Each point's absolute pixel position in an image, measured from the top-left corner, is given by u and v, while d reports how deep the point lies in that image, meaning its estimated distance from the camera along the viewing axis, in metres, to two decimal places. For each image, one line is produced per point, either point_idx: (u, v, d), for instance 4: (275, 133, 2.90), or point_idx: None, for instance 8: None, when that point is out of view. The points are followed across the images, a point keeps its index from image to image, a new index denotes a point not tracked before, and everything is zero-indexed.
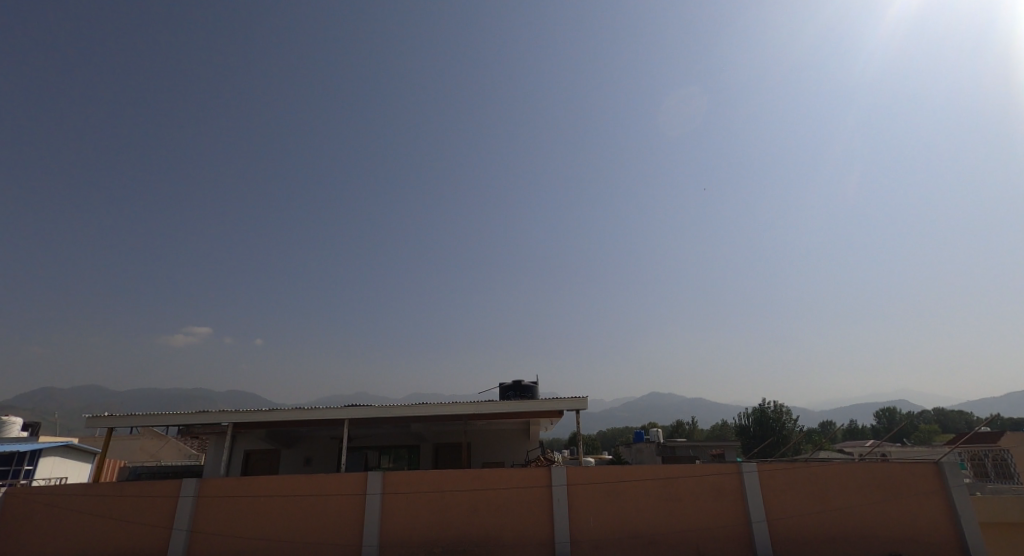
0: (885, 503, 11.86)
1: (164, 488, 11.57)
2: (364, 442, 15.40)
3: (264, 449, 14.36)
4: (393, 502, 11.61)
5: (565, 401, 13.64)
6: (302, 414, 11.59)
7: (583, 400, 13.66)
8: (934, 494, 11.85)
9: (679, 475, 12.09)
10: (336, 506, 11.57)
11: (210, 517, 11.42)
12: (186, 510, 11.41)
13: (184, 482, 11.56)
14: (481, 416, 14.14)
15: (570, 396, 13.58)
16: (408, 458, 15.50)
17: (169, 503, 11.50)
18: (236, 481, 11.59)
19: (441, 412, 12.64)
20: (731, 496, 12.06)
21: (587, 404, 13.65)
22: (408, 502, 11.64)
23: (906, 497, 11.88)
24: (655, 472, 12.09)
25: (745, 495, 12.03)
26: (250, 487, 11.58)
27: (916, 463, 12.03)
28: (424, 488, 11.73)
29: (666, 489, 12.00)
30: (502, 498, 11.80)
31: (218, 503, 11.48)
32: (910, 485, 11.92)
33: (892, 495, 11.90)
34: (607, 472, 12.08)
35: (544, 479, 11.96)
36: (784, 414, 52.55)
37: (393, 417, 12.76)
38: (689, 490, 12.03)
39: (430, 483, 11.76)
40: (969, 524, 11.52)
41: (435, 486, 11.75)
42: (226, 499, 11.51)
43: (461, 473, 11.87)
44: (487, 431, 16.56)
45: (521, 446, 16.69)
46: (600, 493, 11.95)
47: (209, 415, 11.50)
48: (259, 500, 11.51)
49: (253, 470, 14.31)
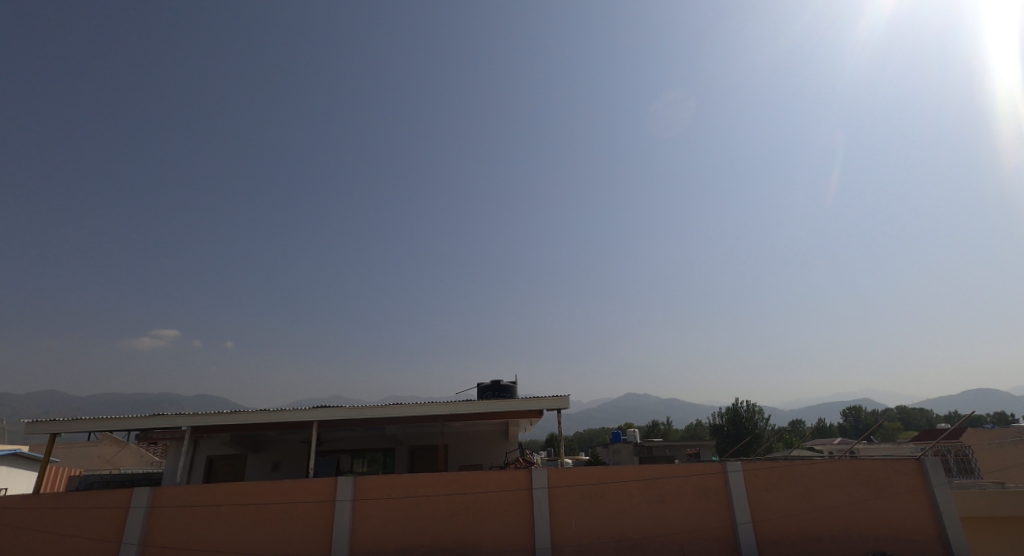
0: (869, 502, 11.86)
1: (114, 499, 10.89)
2: (337, 446, 14.87)
3: (228, 454, 13.73)
4: (366, 509, 11.15)
5: (546, 400, 13.34)
6: (269, 416, 11.04)
7: (564, 400, 13.38)
8: (916, 491, 11.89)
9: (664, 476, 11.89)
10: (304, 514, 11.05)
11: (165, 529, 10.79)
12: (138, 521, 10.76)
13: (136, 492, 10.90)
14: (459, 417, 13.74)
15: (550, 395, 13.30)
16: (382, 462, 15.00)
17: (119, 514, 10.84)
18: (195, 489, 10.97)
19: (417, 413, 12.20)
20: (716, 497, 11.92)
21: (568, 404, 13.37)
22: (382, 508, 11.18)
23: (890, 495, 11.90)
24: (639, 473, 11.87)
25: (730, 494, 11.90)
26: (209, 496, 10.97)
27: (899, 461, 12.07)
28: (398, 493, 11.28)
29: (650, 491, 11.80)
30: (480, 503, 11.43)
31: (175, 514, 10.87)
32: (892, 482, 11.95)
33: (876, 493, 11.91)
34: (590, 474, 11.81)
35: (522, 483, 11.63)
36: (757, 413, 53.26)
37: (366, 419, 12.27)
38: (673, 491, 11.85)
39: (404, 488, 11.33)
40: (951, 521, 11.57)
41: (410, 491, 11.32)
42: (183, 509, 10.89)
43: (437, 478, 11.46)
44: (465, 432, 16.17)
45: (499, 448, 16.33)
46: (582, 495, 11.68)
47: (167, 419, 10.87)
48: (220, 510, 10.91)
49: (217, 476, 13.66)
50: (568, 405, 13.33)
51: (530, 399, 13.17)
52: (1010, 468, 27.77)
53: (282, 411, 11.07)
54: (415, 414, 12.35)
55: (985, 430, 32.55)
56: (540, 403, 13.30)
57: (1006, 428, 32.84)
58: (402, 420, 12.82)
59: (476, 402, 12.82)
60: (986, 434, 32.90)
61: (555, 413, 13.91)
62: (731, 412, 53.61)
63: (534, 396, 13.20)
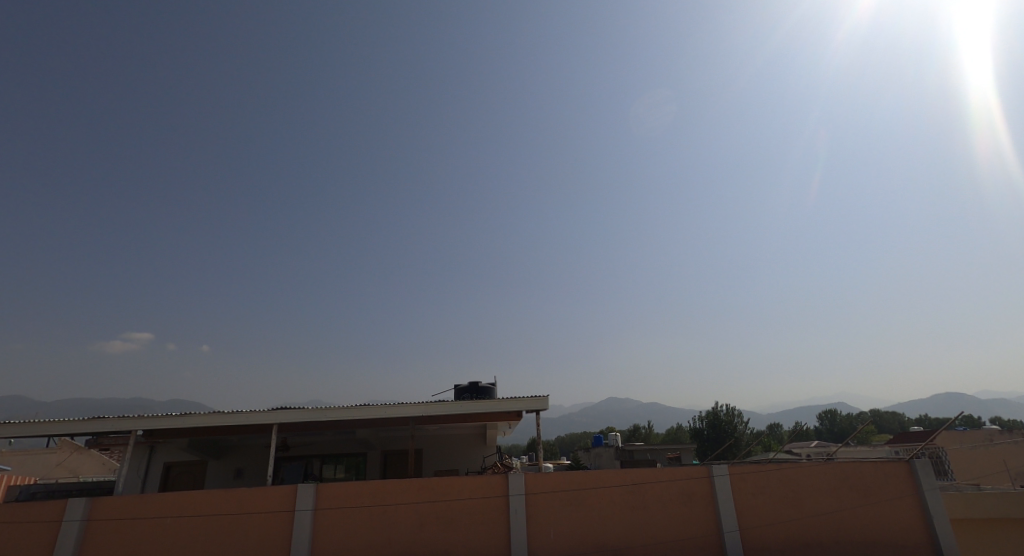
0: (859, 506, 11.62)
1: (46, 512, 10.14)
2: (305, 451, 14.21)
3: (187, 461, 13.00)
4: (329, 519, 10.55)
5: (524, 401, 12.88)
6: (226, 418, 10.40)
7: (542, 400, 12.93)
8: (906, 494, 11.69)
9: (647, 482, 11.51)
10: (259, 525, 10.42)
11: (102, 544, 10.06)
12: (74, 534, 10.02)
13: (70, 504, 10.16)
14: (433, 419, 13.19)
15: (528, 396, 12.86)
16: (353, 467, 14.37)
17: (52, 529, 10.09)
18: (139, 499, 10.27)
19: (387, 414, 11.64)
20: (702, 502, 11.57)
21: (547, 405, 12.91)
22: (347, 518, 10.60)
23: (879, 498, 11.68)
24: (621, 479, 11.46)
25: (715, 499, 11.56)
26: (155, 507, 10.26)
27: (888, 463, 11.88)
28: (364, 502, 10.71)
29: (631, 497, 11.39)
30: (451, 511, 10.91)
31: (115, 528, 10.15)
32: (882, 485, 11.75)
33: (865, 496, 11.68)
34: (569, 479, 11.37)
35: (496, 490, 11.13)
36: (736, 417, 53.49)
37: (333, 421, 11.68)
38: (656, 497, 11.46)
39: (370, 497, 10.75)
40: (941, 525, 11.38)
41: (377, 499, 10.75)
42: (124, 521, 10.18)
43: (407, 485, 10.92)
44: (441, 436, 15.64)
45: (477, 452, 15.82)
46: (561, 501, 11.23)
47: (113, 422, 10.17)
48: (165, 522, 10.22)
49: (174, 485, 12.93)
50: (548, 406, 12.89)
51: (507, 400, 12.69)
52: (987, 470, 28.00)
53: (240, 413, 10.44)
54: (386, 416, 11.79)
55: (960, 433, 32.92)
56: (518, 404, 12.85)
57: (980, 430, 33.28)
58: (373, 423, 12.24)
59: (451, 402, 12.31)
60: (961, 436, 33.33)
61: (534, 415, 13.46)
62: (711, 416, 53.78)
63: (512, 396, 12.75)
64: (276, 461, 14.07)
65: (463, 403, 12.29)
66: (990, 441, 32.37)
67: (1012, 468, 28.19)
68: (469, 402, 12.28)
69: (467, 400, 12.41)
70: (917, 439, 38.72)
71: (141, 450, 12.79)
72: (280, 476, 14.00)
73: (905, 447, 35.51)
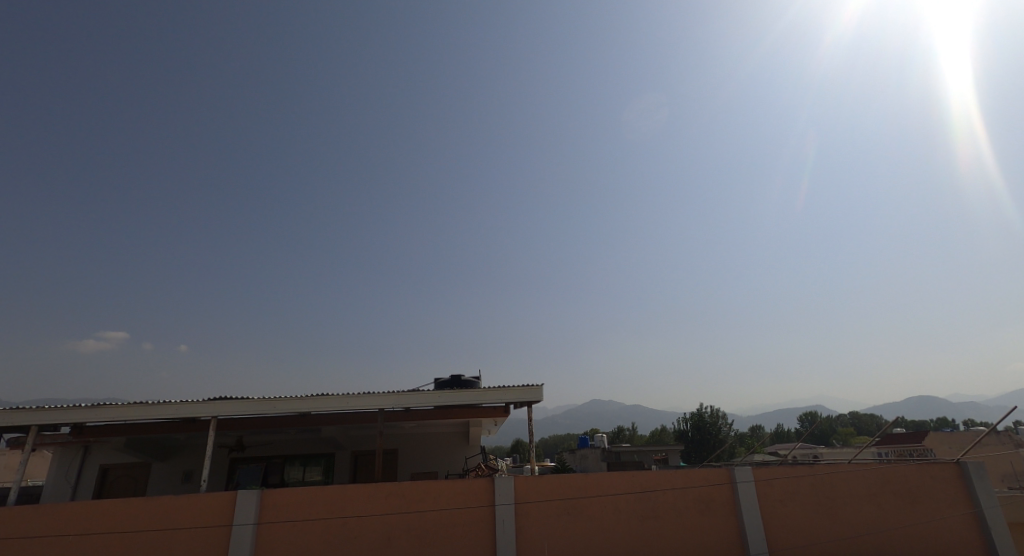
0: (904, 510, 10.77)
1: None
2: (266, 451, 12.91)
3: (127, 463, 11.64)
4: (276, 534, 9.28)
5: (510, 392, 11.67)
6: (159, 410, 9.07)
7: (529, 393, 11.74)
8: (959, 506, 10.84)
9: (655, 489, 10.38)
10: (185, 543, 9.06)
11: None
12: None
13: None
14: (408, 414, 11.92)
15: (520, 385, 11.66)
16: (319, 470, 13.04)
17: None
18: (45, 510, 8.90)
19: (350, 406, 10.36)
20: (722, 511, 10.50)
21: (534, 397, 11.71)
22: (303, 531, 9.33)
23: (926, 502, 10.84)
24: (627, 485, 10.32)
25: (738, 508, 10.47)
26: (62, 521, 8.89)
27: (937, 465, 11.06)
28: (317, 515, 9.41)
29: (642, 505, 10.27)
30: (423, 526, 9.64)
31: (7, 545, 8.76)
32: (933, 496, 10.88)
33: (911, 500, 10.83)
34: (567, 485, 10.19)
35: (477, 498, 9.92)
36: (721, 418, 52.83)
37: (295, 413, 10.43)
38: (669, 505, 10.35)
39: (325, 508, 9.46)
40: (1001, 545, 10.53)
41: (336, 510, 9.47)
42: (27, 536, 8.80)
43: (373, 493, 9.64)
44: (419, 436, 14.40)
45: (458, 453, 14.60)
46: (556, 511, 10.05)
47: (21, 415, 8.82)
48: (67, 540, 8.85)
49: (112, 489, 11.57)
50: (540, 397, 11.73)
51: (491, 391, 11.48)
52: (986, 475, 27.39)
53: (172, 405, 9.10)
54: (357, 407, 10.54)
55: (948, 436, 32.28)
56: (507, 395, 11.64)
57: (968, 433, 32.58)
58: (341, 417, 10.99)
59: (431, 392, 11.11)
60: (948, 438, 32.69)
61: (524, 408, 12.27)
62: (696, 417, 53.09)
63: (501, 386, 11.55)
64: (232, 463, 12.74)
65: (443, 393, 11.10)
66: (979, 445, 31.66)
67: (1011, 472, 27.31)
68: (450, 392, 11.08)
69: (449, 390, 11.21)
70: (908, 439, 38.11)
71: (74, 450, 11.40)
72: (236, 479, 12.65)
73: (892, 451, 34.88)
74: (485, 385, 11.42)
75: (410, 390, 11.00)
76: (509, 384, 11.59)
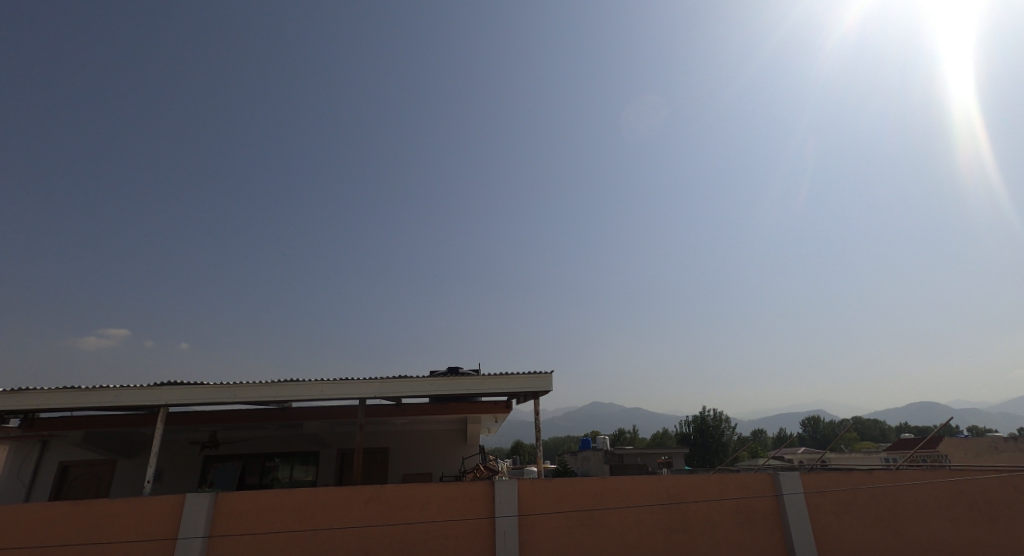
0: (979, 522, 10.01)
1: None
2: (244, 448, 11.99)
3: (88, 461, 10.87)
4: (230, 548, 8.30)
5: (514, 381, 10.62)
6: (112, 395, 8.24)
7: (535, 380, 10.66)
8: None
9: (685, 499, 9.44)
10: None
11: None
12: None
13: None
14: (399, 407, 10.96)
15: (523, 373, 10.63)
16: (302, 470, 12.07)
17: None
18: None
19: (332, 393, 9.44)
20: (766, 525, 9.57)
21: (541, 385, 10.64)
22: (261, 545, 8.36)
23: (1001, 512, 10.16)
24: (656, 495, 9.38)
25: (785, 521, 9.55)
26: None
27: (1013, 474, 10.42)
28: (279, 526, 8.46)
29: (670, 518, 9.30)
30: (403, 538, 8.65)
31: None
32: (1015, 511, 10.19)
33: (985, 510, 10.12)
34: (577, 493, 9.24)
35: (468, 509, 8.93)
36: (723, 422, 51.92)
37: (270, 400, 9.59)
38: (697, 518, 9.37)
39: (289, 518, 8.50)
40: None
41: (302, 521, 8.50)
42: None
43: (345, 503, 8.65)
44: (413, 433, 13.47)
45: (455, 453, 13.60)
46: (562, 523, 9.05)
47: None
48: None
49: (71, 489, 10.78)
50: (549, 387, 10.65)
51: (493, 379, 10.44)
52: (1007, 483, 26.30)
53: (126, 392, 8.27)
54: (338, 396, 9.69)
55: (962, 442, 31.08)
56: (512, 384, 10.58)
57: (983, 438, 31.37)
58: (324, 410, 10.11)
59: (423, 380, 10.14)
60: (962, 444, 31.55)
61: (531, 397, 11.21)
62: (698, 420, 52.12)
63: (502, 374, 10.52)
64: (206, 462, 11.79)
65: (436, 381, 10.17)
66: (993, 450, 30.44)
67: None
68: (443, 380, 10.14)
69: (445, 377, 10.24)
70: (920, 445, 36.95)
71: (30, 447, 10.62)
72: (209, 480, 11.68)
73: (903, 456, 33.72)
74: (485, 373, 10.40)
75: (399, 377, 10.06)
76: (511, 372, 10.57)
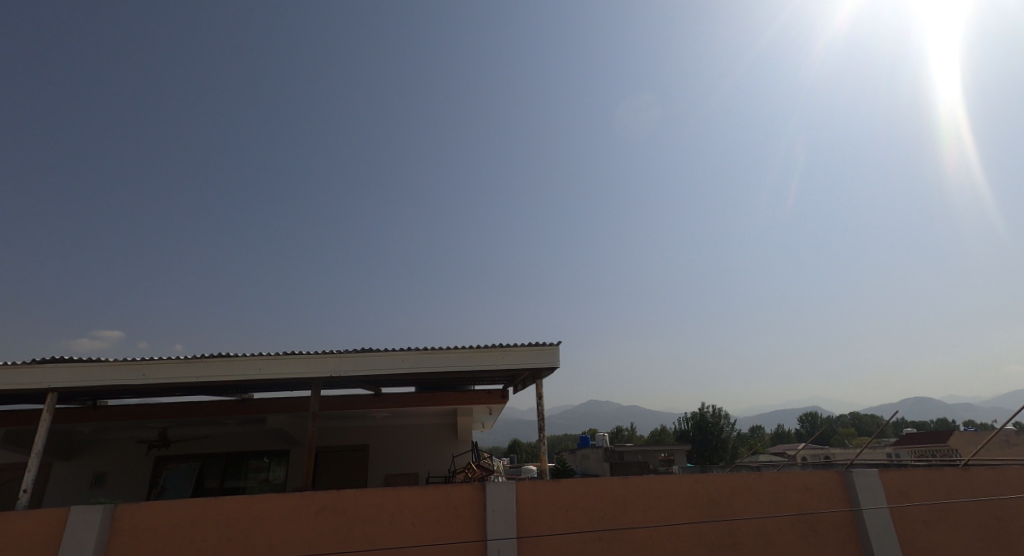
0: None
1: None
2: (200, 448, 10.81)
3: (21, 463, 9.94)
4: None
5: (505, 357, 9.36)
6: None
7: (529, 356, 9.39)
8: None
9: (734, 511, 8.39)
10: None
11: None
12: None
13: None
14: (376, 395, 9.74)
15: (520, 347, 9.38)
16: (265, 472, 10.83)
17: None
18: None
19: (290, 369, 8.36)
20: (836, 537, 8.62)
21: (536, 359, 9.36)
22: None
23: None
24: (704, 502, 8.34)
25: (863, 535, 8.61)
26: None
27: None
28: (196, 545, 7.25)
29: (725, 530, 8.28)
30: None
31: None
32: None
33: None
34: (595, 497, 8.11)
35: (439, 519, 7.73)
36: (722, 418, 50.90)
37: (219, 382, 8.51)
38: (750, 529, 8.37)
39: (215, 534, 7.31)
40: None
41: (234, 536, 7.32)
42: None
43: (291, 516, 7.46)
44: (395, 429, 12.30)
45: (443, 451, 12.38)
46: (576, 532, 7.92)
47: None
48: None
49: None
50: (546, 361, 9.37)
51: (479, 353, 9.21)
52: None
53: None
54: (296, 373, 8.59)
55: (972, 437, 29.91)
56: (501, 358, 9.33)
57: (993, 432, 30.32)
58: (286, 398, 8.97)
59: (397, 354, 8.97)
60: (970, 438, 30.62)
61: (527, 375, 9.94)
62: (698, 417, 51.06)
63: (495, 347, 9.33)
64: (157, 464, 10.65)
65: (410, 356, 8.95)
66: (1006, 444, 29.28)
67: None
68: (420, 352, 8.93)
69: (425, 352, 9.06)
70: (927, 439, 35.92)
71: None
72: (161, 484, 10.53)
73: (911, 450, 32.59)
74: (471, 346, 9.22)
75: (370, 351, 8.89)
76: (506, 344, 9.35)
